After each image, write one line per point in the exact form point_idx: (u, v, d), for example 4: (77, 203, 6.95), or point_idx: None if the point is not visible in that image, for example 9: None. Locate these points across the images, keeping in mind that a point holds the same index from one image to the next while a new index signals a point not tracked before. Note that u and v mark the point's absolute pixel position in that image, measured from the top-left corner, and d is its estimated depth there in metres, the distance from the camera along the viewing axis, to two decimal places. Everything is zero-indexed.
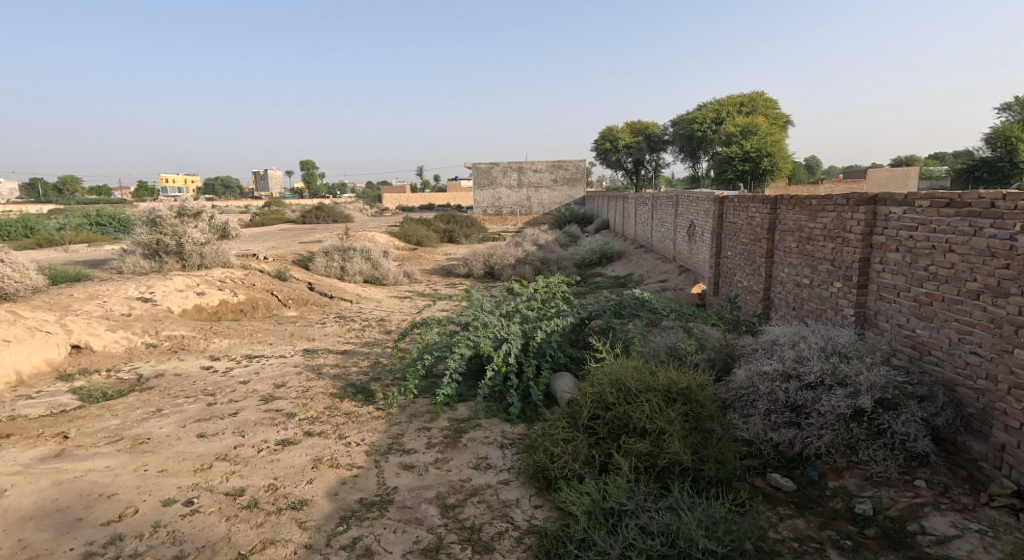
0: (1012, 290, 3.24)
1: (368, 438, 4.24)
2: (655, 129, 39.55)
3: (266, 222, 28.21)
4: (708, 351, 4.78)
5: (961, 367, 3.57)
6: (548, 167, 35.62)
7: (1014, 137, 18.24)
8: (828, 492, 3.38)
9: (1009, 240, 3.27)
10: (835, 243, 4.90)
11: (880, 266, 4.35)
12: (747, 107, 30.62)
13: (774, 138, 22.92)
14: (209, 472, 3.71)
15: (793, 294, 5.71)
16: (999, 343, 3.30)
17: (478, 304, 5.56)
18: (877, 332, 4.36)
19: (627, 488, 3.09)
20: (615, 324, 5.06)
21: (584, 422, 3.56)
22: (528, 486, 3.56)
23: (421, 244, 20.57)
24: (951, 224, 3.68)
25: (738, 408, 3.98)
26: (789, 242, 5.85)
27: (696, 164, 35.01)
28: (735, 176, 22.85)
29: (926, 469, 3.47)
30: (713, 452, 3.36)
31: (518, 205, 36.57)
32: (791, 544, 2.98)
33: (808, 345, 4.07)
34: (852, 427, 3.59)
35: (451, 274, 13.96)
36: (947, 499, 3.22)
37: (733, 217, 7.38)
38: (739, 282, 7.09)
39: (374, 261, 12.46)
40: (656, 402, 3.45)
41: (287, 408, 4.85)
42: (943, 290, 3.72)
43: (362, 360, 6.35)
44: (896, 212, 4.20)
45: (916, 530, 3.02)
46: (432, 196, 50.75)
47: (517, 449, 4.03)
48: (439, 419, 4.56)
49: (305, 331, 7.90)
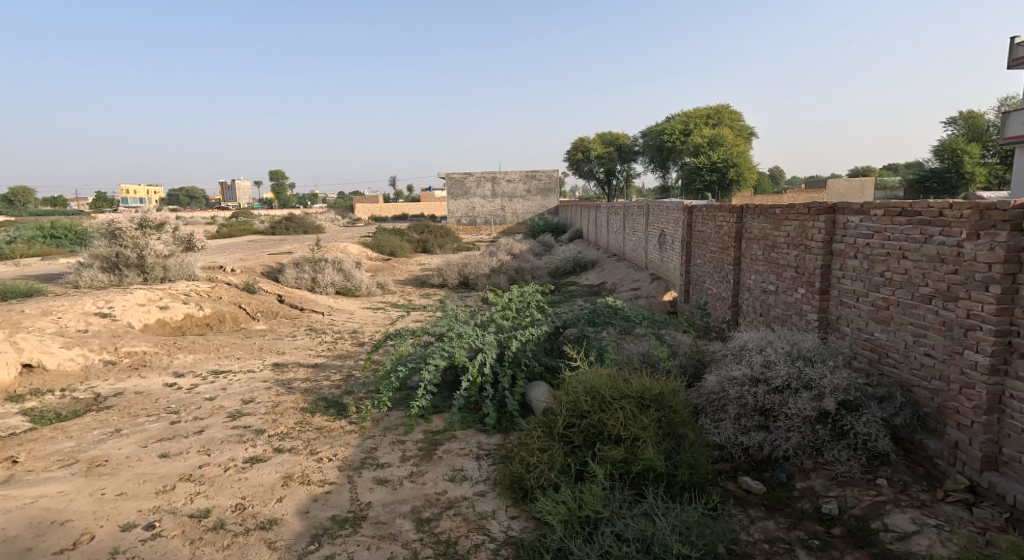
0: (960, 294, 3.39)
1: (340, 453, 4.20)
2: (626, 140, 40.13)
3: (232, 233, 27.70)
4: (680, 357, 4.90)
5: (917, 369, 3.72)
6: (522, 177, 35.96)
7: (960, 149, 20.12)
8: (796, 494, 3.48)
9: (956, 246, 3.41)
10: (798, 251, 5.07)
11: (841, 273, 4.52)
12: (712, 120, 31.59)
13: (741, 149, 23.61)
14: (171, 494, 3.62)
15: (760, 301, 5.87)
16: (951, 345, 3.44)
17: (453, 314, 5.55)
18: (839, 336, 4.51)
19: (603, 496, 3.13)
20: (589, 333, 5.13)
21: (560, 431, 3.59)
22: (504, 497, 3.57)
23: (395, 254, 20.41)
24: (903, 231, 3.85)
25: (710, 413, 4.10)
26: (755, 250, 6.02)
27: (665, 174, 35.90)
28: (703, 187, 23.45)
29: (887, 468, 3.59)
30: (686, 457, 3.42)
31: (492, 215, 36.68)
32: (763, 546, 3.06)
33: (775, 350, 4.21)
34: (817, 429, 3.71)
35: (426, 284, 13.88)
36: (907, 496, 3.34)
37: (702, 225, 7.55)
38: (709, 289, 7.27)
39: (346, 272, 12.35)
40: (630, 409, 3.52)
41: (256, 424, 4.77)
42: (898, 295, 3.88)
43: (334, 373, 6.28)
44: (853, 220, 4.37)
45: (879, 527, 3.12)
46: (404, 206, 50.66)
47: (493, 460, 4.04)
48: (414, 431, 4.53)
49: (275, 344, 7.79)
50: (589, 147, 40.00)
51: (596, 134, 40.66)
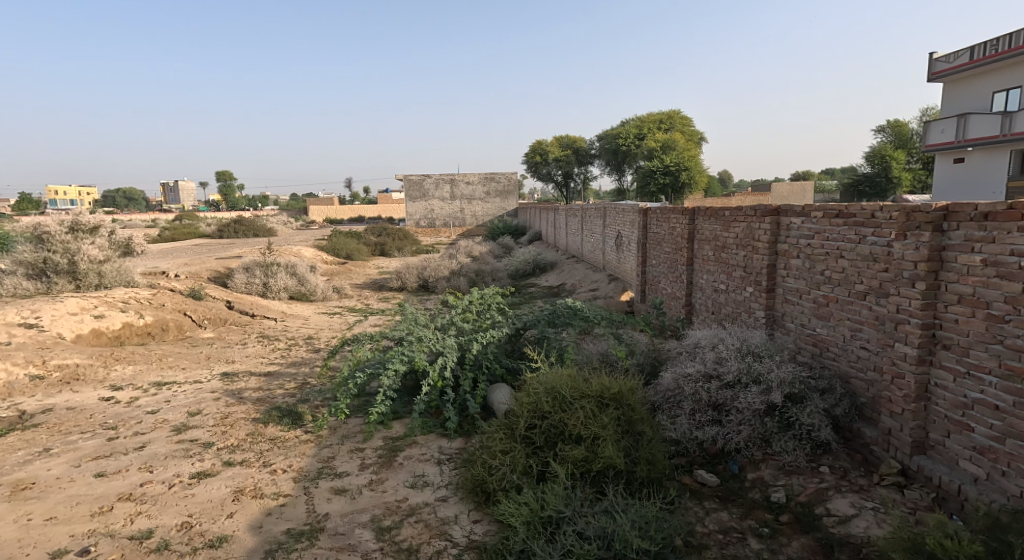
0: (891, 290, 3.62)
1: (295, 464, 4.13)
2: (582, 143, 40.72)
3: (175, 237, 26.61)
4: (637, 355, 5.04)
5: (855, 361, 3.94)
6: (480, 180, 35.98)
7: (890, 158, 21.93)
8: (747, 484, 3.64)
9: (887, 246, 3.65)
10: (745, 251, 5.29)
11: (785, 272, 4.74)
12: (665, 125, 32.46)
13: (693, 153, 24.34)
14: (109, 516, 3.48)
15: (712, 299, 6.09)
16: (883, 338, 3.67)
17: (412, 318, 5.53)
18: (785, 332, 4.73)
19: (565, 495, 3.20)
20: (549, 334, 5.20)
21: (521, 432, 3.64)
22: (466, 501, 3.59)
23: (352, 257, 20.08)
24: (840, 232, 4.08)
25: (666, 409, 4.24)
26: (706, 250, 6.24)
27: (621, 177, 36.62)
28: (657, 190, 24.06)
29: (830, 456, 3.80)
30: (644, 453, 3.53)
31: (450, 218, 36.55)
32: (717, 536, 3.19)
33: (726, 346, 4.39)
34: (766, 422, 3.89)
35: (384, 287, 13.72)
36: (847, 481, 3.55)
37: (656, 227, 7.76)
38: (664, 289, 7.48)
39: (299, 276, 12.08)
40: (590, 408, 3.60)
41: (203, 437, 4.63)
42: (837, 292, 4.11)
43: (288, 382, 6.15)
44: (796, 222, 4.60)
45: (823, 512, 3.30)
46: (360, 208, 49.88)
47: (455, 464, 4.06)
48: (373, 438, 4.50)
49: (223, 352, 7.56)
50: (546, 150, 40.39)
51: (554, 137, 41.09)
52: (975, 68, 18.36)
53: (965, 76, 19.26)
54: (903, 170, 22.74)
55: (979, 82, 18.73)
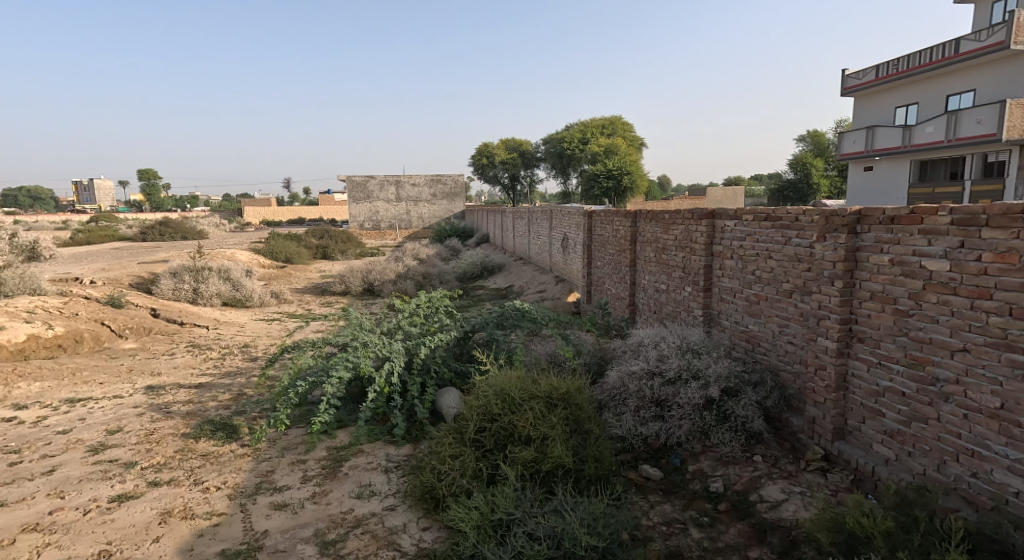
0: (813, 288, 3.88)
1: (230, 480, 4.00)
2: (528, 146, 41.10)
3: (92, 240, 24.91)
4: (584, 355, 5.16)
5: (783, 355, 4.20)
6: (426, 182, 35.72)
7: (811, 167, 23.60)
8: (688, 476, 3.81)
9: (809, 247, 3.91)
10: (684, 252, 5.53)
11: (720, 272, 4.98)
12: (608, 130, 33.28)
13: (634, 158, 25.06)
14: (12, 549, 3.26)
15: (654, 299, 6.31)
16: (808, 333, 3.93)
17: (357, 323, 5.45)
18: (721, 329, 4.98)
19: (515, 497, 3.25)
20: (497, 336, 5.25)
21: (471, 436, 3.67)
22: (415, 509, 3.59)
23: (292, 260, 19.48)
24: (769, 234, 4.33)
25: (612, 407, 4.37)
26: (648, 252, 6.47)
27: (566, 180, 37.21)
28: (601, 193, 24.61)
29: (762, 445, 4.03)
30: (591, 451, 3.63)
31: (396, 220, 36.05)
32: (661, 528, 3.33)
33: (668, 344, 4.57)
34: (705, 415, 4.09)
35: (326, 292, 13.40)
36: (777, 468, 3.78)
37: (600, 229, 7.96)
38: (609, 289, 7.69)
39: (233, 282, 11.62)
40: (538, 409, 3.67)
41: (124, 457, 4.41)
42: (767, 291, 4.37)
43: (221, 393, 5.92)
44: (729, 224, 4.85)
45: (757, 499, 3.50)
46: (300, 210, 48.43)
47: (402, 472, 4.04)
48: (316, 449, 4.41)
49: (148, 364, 7.18)
50: (493, 153, 40.53)
51: (500, 140, 41.26)
52: (881, 85, 19.92)
53: (872, 92, 20.87)
54: (822, 175, 24.57)
55: (884, 98, 20.36)
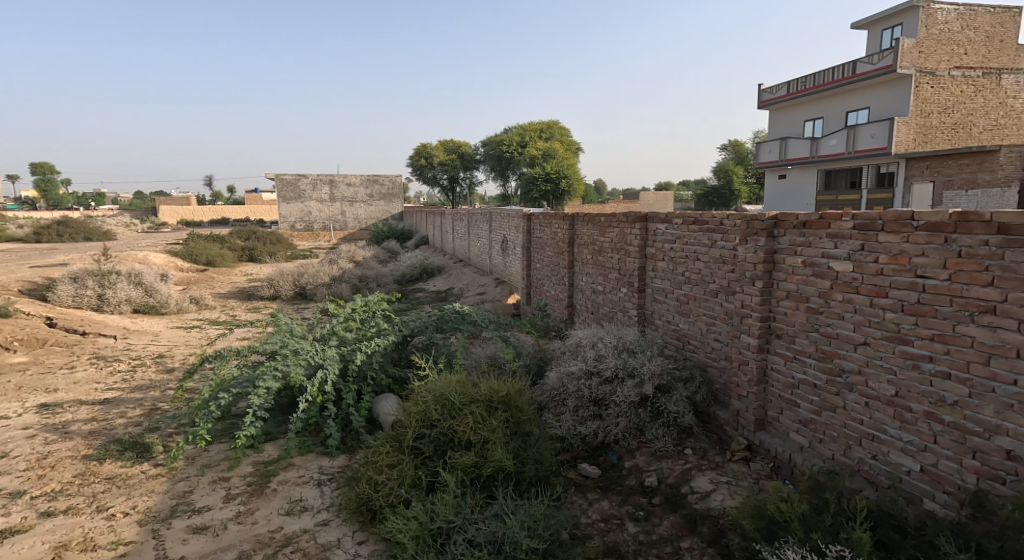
0: (736, 288, 4.09)
1: (140, 505, 3.76)
2: (468, 147, 41.04)
3: None
4: (524, 357, 5.21)
5: (711, 352, 4.40)
6: (362, 182, 35.00)
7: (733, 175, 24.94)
8: (624, 472, 3.93)
9: (732, 249, 4.12)
10: (619, 254, 5.69)
11: (653, 273, 5.17)
12: (546, 134, 33.79)
13: (570, 162, 25.56)
14: None
15: (591, 300, 6.46)
16: (732, 330, 4.14)
17: (287, 329, 5.26)
18: (654, 328, 5.16)
19: (455, 504, 3.23)
20: (437, 340, 5.21)
21: (410, 443, 3.62)
22: (350, 523, 3.50)
23: (213, 263, 18.49)
24: (697, 237, 4.53)
25: (552, 408, 4.44)
26: (585, 254, 6.60)
27: (506, 183, 37.43)
28: (540, 196, 24.94)
29: (693, 438, 4.21)
30: (531, 453, 3.67)
31: (330, 221, 34.99)
32: (599, 525, 3.41)
33: (605, 344, 4.69)
34: (640, 412, 4.22)
35: (253, 297, 12.83)
36: (706, 460, 3.96)
37: (539, 232, 8.06)
38: (548, 291, 7.79)
39: (146, 287, 10.90)
40: (479, 413, 3.67)
41: (11, 486, 4.03)
42: (695, 291, 4.57)
43: (131, 409, 5.54)
44: (661, 227, 5.03)
45: (688, 491, 3.66)
46: (226, 210, 46.13)
47: (336, 484, 3.93)
48: (242, 465, 4.22)
49: (43, 380, 6.61)
50: (431, 154, 40.21)
51: (438, 141, 40.96)
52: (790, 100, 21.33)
53: (784, 106, 22.18)
54: (742, 182, 26.15)
55: (794, 111, 21.75)
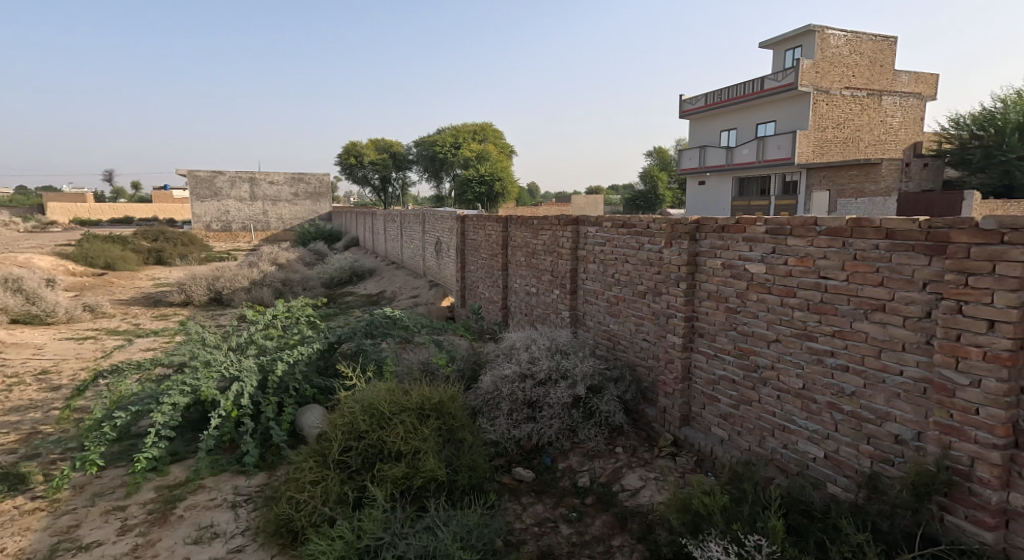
0: (663, 290, 4.18)
1: (13, 545, 3.35)
2: (400, 147, 40.31)
3: None
4: (458, 361, 5.11)
5: (640, 351, 4.48)
6: (286, 180, 33.63)
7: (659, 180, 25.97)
8: (558, 474, 3.91)
9: (658, 252, 4.21)
10: (552, 256, 5.71)
11: (584, 275, 5.21)
12: (479, 137, 33.75)
13: (503, 164, 25.65)
14: None
15: (525, 302, 6.45)
16: (659, 330, 4.23)
17: (199, 339, 4.89)
18: (586, 329, 5.21)
19: (384, 519, 3.09)
20: (366, 346, 5.01)
21: (335, 457, 3.44)
22: (269, 547, 3.27)
23: (112, 267, 17.06)
24: (625, 240, 4.61)
25: (486, 412, 4.37)
26: (519, 256, 6.59)
27: (439, 184, 37.06)
28: (475, 197, 24.85)
29: (623, 436, 4.27)
30: (465, 460, 3.58)
31: (251, 220, 33.00)
32: (533, 530, 3.37)
33: (538, 347, 4.68)
34: (573, 413, 4.23)
35: (160, 303, 11.93)
36: (636, 457, 4.02)
37: (473, 234, 7.97)
38: (482, 294, 7.72)
39: (29, 295, 9.86)
40: (409, 422, 3.54)
41: None
42: (625, 293, 4.64)
43: (7, 435, 4.96)
44: (592, 230, 5.09)
45: (619, 489, 3.69)
46: (133, 208, 42.84)
47: (254, 506, 3.68)
48: (143, 491, 3.86)
49: None
50: (361, 153, 39.15)
51: (369, 140, 39.98)
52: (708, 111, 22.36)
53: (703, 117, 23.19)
54: (665, 187, 27.20)
55: (711, 121, 22.81)
